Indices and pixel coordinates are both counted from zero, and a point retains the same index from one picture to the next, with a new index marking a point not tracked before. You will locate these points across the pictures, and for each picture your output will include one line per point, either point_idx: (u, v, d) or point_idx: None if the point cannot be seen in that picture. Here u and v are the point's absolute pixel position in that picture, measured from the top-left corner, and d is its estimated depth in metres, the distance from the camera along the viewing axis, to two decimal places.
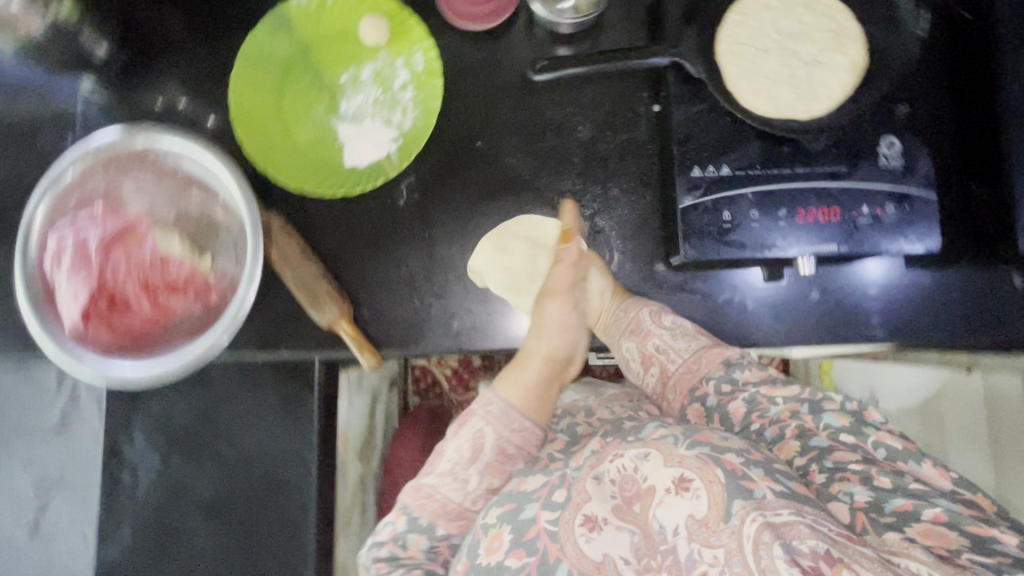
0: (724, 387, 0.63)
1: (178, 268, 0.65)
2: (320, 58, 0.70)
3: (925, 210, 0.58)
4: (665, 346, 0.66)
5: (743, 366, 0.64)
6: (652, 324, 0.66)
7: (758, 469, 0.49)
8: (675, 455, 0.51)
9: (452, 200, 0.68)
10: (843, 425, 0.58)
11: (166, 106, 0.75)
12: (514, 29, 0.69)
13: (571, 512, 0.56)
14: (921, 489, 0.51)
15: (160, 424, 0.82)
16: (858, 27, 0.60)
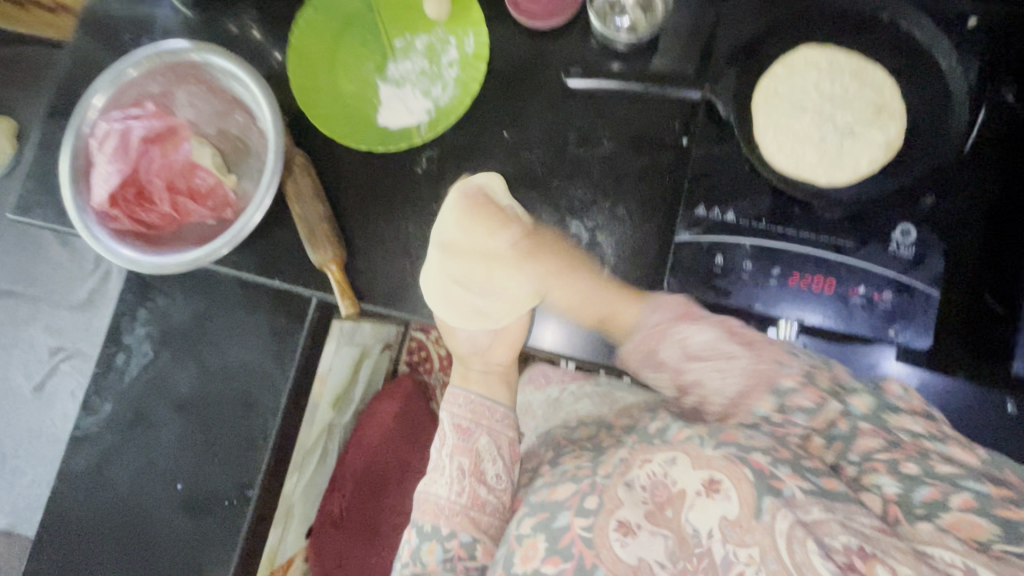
0: (774, 416, 0.52)
1: (203, 178, 0.70)
2: (381, 19, 0.73)
3: (922, 306, 0.57)
4: (708, 371, 0.57)
5: (792, 391, 0.53)
6: (684, 339, 0.59)
7: (785, 467, 0.47)
8: (703, 457, 0.48)
9: (467, 180, 0.71)
10: (864, 412, 0.52)
11: (238, 31, 0.80)
12: (569, 32, 0.71)
13: (603, 518, 0.49)
14: (943, 478, 0.47)
15: (159, 318, 0.88)
16: (901, 106, 0.59)
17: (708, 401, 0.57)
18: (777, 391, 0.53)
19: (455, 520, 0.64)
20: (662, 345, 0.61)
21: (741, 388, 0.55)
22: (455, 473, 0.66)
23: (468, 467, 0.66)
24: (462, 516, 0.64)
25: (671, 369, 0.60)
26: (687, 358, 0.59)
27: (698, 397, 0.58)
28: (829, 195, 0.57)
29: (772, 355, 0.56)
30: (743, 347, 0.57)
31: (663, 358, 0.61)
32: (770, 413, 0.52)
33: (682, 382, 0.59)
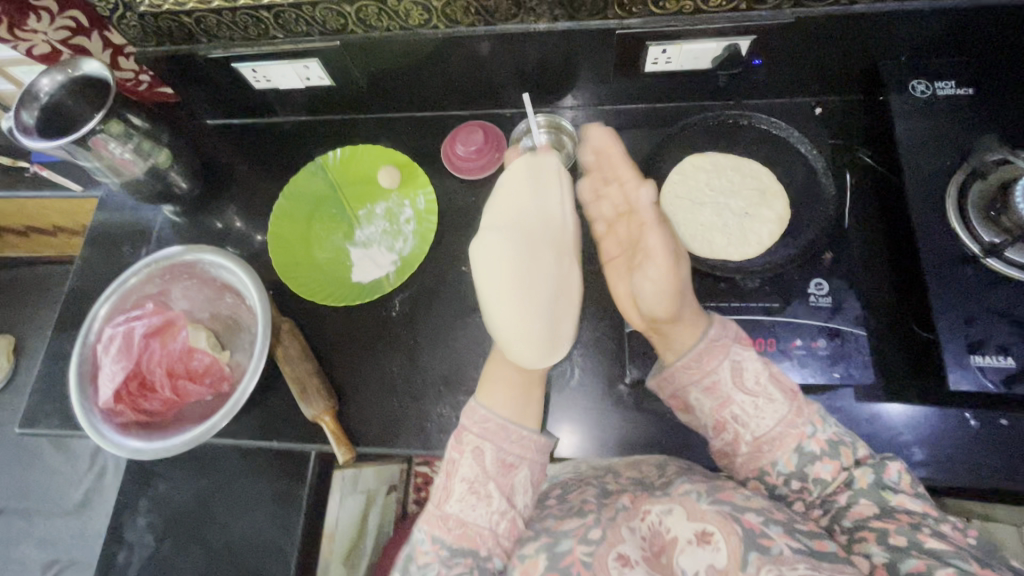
0: (794, 482, 0.57)
1: (200, 359, 0.77)
2: (344, 197, 0.87)
3: (854, 345, 0.64)
4: (746, 415, 0.59)
5: (814, 460, 0.57)
6: (733, 387, 0.60)
7: (776, 527, 0.50)
8: (697, 509, 0.53)
9: (437, 314, 0.79)
10: (863, 488, 0.55)
11: (224, 227, 0.93)
12: (501, 178, 0.85)
13: (605, 548, 0.53)
14: (930, 552, 0.48)
15: (160, 506, 0.88)
16: (780, 186, 0.71)
17: (740, 437, 0.60)
18: (801, 450, 0.57)
19: (462, 537, 0.58)
20: (705, 373, 0.62)
21: (778, 429, 0.58)
22: (490, 489, 0.59)
23: (502, 466, 0.61)
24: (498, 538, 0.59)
25: (720, 399, 0.61)
26: (734, 389, 0.60)
27: (731, 433, 0.60)
28: (744, 267, 0.68)
29: (807, 413, 0.59)
30: (783, 394, 0.60)
31: (708, 381, 0.61)
32: (789, 467, 0.57)
33: (722, 417, 0.61)
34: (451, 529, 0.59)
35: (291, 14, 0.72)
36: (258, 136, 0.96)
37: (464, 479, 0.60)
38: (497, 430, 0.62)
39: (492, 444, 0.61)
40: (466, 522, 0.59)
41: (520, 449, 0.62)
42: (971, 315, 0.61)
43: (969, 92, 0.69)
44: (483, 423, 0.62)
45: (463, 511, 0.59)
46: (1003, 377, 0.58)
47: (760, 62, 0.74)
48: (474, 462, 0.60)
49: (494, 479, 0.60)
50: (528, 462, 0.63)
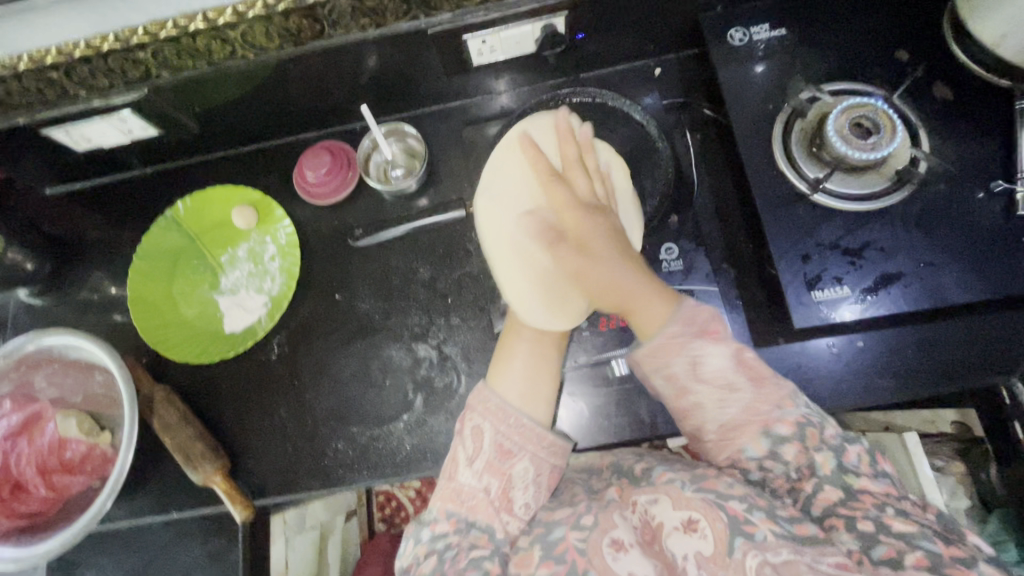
0: (764, 465, 0.53)
1: (74, 448, 0.73)
2: (203, 245, 0.83)
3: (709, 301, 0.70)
4: (707, 406, 0.55)
5: (783, 443, 0.53)
6: (689, 378, 0.55)
7: (759, 514, 0.50)
8: (682, 497, 0.52)
9: (317, 347, 0.77)
10: (828, 473, 0.52)
11: (91, 296, 0.88)
12: (361, 194, 0.82)
13: (598, 534, 0.52)
14: (897, 535, 0.48)
15: None
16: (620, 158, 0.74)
17: (703, 428, 0.56)
18: (770, 434, 0.53)
19: (475, 510, 0.55)
20: (663, 363, 0.56)
21: (742, 417, 0.54)
22: (488, 477, 0.55)
23: (500, 451, 0.56)
24: (493, 507, 0.55)
25: (678, 390, 0.56)
26: (694, 378, 0.55)
27: (694, 423, 0.56)
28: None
29: (773, 397, 0.55)
30: (748, 380, 0.55)
31: (668, 370, 0.55)
32: (759, 454, 0.53)
33: (683, 406, 0.56)
34: (464, 503, 0.55)
35: (83, 67, 0.66)
36: (105, 197, 0.91)
37: (466, 458, 0.56)
38: (496, 411, 0.57)
39: (491, 424, 0.56)
40: (475, 492, 0.55)
41: (520, 436, 0.56)
42: (807, 252, 0.63)
43: (783, 31, 0.70)
44: (485, 401, 0.58)
45: (471, 483, 0.55)
46: (844, 309, 0.61)
47: (585, 35, 0.74)
48: (471, 442, 0.56)
49: (487, 461, 0.55)
50: (530, 452, 0.56)
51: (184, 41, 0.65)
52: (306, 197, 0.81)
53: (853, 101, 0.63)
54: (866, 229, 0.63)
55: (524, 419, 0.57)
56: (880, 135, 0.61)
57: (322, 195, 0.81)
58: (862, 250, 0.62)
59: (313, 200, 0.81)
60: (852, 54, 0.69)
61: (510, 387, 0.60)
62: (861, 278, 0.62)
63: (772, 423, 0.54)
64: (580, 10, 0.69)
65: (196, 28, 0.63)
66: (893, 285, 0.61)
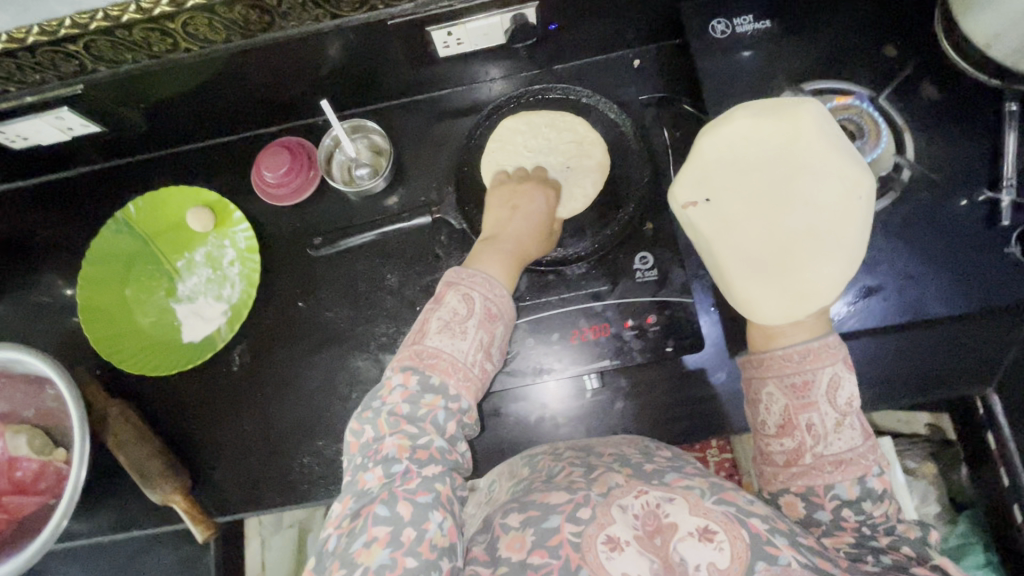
0: (845, 513, 0.49)
1: (26, 467, 0.70)
2: (158, 248, 0.78)
3: (682, 316, 0.66)
4: (824, 426, 0.50)
5: (874, 497, 0.49)
6: (824, 394, 0.50)
7: (783, 538, 0.43)
8: (701, 505, 0.44)
9: (280, 358, 0.74)
10: (909, 537, 0.48)
11: (38, 301, 0.83)
12: (324, 195, 0.78)
13: (595, 529, 0.43)
14: None
15: None
16: (594, 132, 0.73)
17: (807, 448, 0.50)
18: (866, 483, 0.49)
19: (442, 374, 0.50)
20: (798, 368, 0.51)
21: (851, 454, 0.50)
22: (466, 335, 0.52)
23: (488, 315, 0.53)
24: (467, 378, 0.51)
25: (802, 399, 0.51)
26: (831, 387, 0.50)
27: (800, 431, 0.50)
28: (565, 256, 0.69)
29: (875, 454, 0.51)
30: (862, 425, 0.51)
31: (797, 379, 0.51)
32: (849, 497, 0.49)
33: (790, 416, 0.51)
34: (431, 368, 0.51)
35: (9, 61, 0.60)
36: (50, 195, 0.85)
37: (440, 324, 0.52)
38: (483, 281, 0.55)
39: (478, 291, 0.54)
40: (445, 357, 0.51)
41: (505, 303, 0.55)
42: None
43: (768, 24, 0.66)
44: (470, 275, 0.55)
45: (445, 346, 0.51)
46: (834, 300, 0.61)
47: (558, 26, 0.68)
48: (456, 305, 0.53)
49: (477, 320, 0.53)
50: (508, 322, 0.55)
51: (119, 34, 0.59)
52: (266, 198, 0.77)
53: (840, 102, 0.60)
54: None
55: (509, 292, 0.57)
56: (864, 140, 0.60)
57: (283, 197, 0.76)
58: None
59: (274, 202, 0.77)
60: (838, 49, 0.65)
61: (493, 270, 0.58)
62: (839, 291, 0.60)
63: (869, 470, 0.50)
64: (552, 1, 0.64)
65: (130, 19, 0.57)
66: (860, 297, 0.60)
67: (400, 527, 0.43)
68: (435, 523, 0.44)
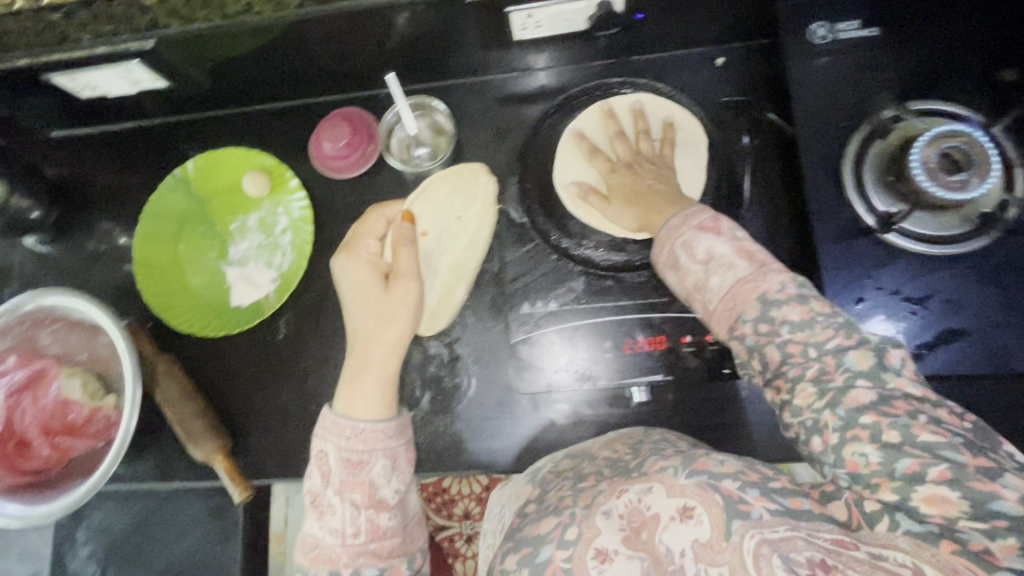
0: (762, 329, 0.47)
1: (79, 411, 0.72)
2: (213, 210, 0.79)
3: None
4: (698, 283, 0.51)
5: (781, 304, 0.46)
6: (683, 257, 0.53)
7: (753, 491, 0.41)
8: (677, 485, 0.42)
9: (324, 331, 0.75)
10: (860, 365, 0.44)
11: (94, 248, 0.84)
12: (381, 171, 0.77)
13: (582, 547, 0.42)
14: (927, 446, 0.39)
15: (101, 534, 0.87)
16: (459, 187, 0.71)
17: (709, 302, 0.51)
18: (766, 301, 0.47)
19: (322, 556, 0.50)
20: (680, 235, 0.54)
21: (734, 284, 0.49)
22: (332, 499, 0.51)
23: (349, 466, 0.52)
24: (362, 547, 0.50)
25: (697, 256, 0.52)
26: (734, 246, 0.51)
27: (697, 297, 0.52)
28: (623, 262, 0.68)
29: (775, 276, 0.49)
30: (747, 258, 0.50)
31: (708, 227, 0.53)
32: (783, 313, 0.46)
33: (692, 284, 0.53)
34: (323, 546, 0.51)
35: (82, 8, 0.59)
36: (113, 144, 0.86)
37: (317, 489, 0.52)
38: (333, 428, 0.53)
39: (332, 445, 0.53)
40: (328, 534, 0.51)
41: (363, 443, 0.52)
42: (864, 295, 0.57)
43: (874, 32, 0.61)
44: (321, 424, 0.54)
45: (318, 529, 0.51)
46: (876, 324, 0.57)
47: (643, 16, 0.64)
48: (318, 471, 0.52)
49: (338, 483, 0.51)
50: (382, 451, 0.53)
51: None
52: (323, 169, 0.76)
53: (944, 128, 0.54)
54: (934, 277, 0.57)
55: (361, 422, 0.53)
56: (969, 172, 0.53)
57: (340, 168, 0.75)
58: (927, 299, 0.57)
59: (331, 173, 0.76)
60: (951, 67, 0.60)
61: (364, 398, 0.55)
62: (923, 330, 0.56)
63: (771, 291, 0.48)
64: None
65: None
66: (942, 341, 0.56)
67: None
68: None
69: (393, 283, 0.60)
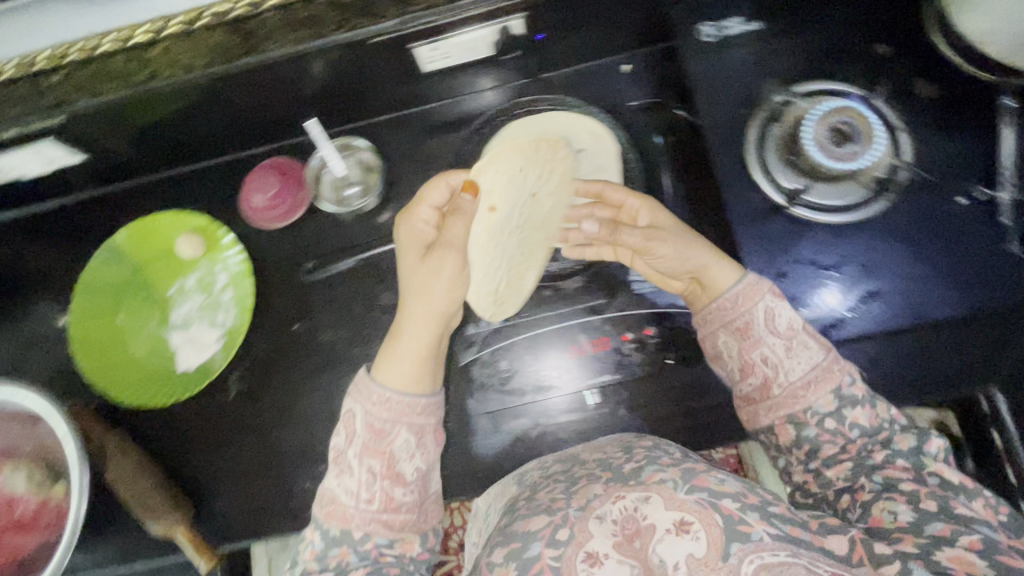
0: (829, 424, 0.52)
1: (26, 505, 0.69)
2: (149, 277, 0.77)
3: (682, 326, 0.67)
4: (775, 359, 0.54)
5: (855, 405, 0.53)
6: (764, 329, 0.55)
7: (753, 514, 0.44)
8: (676, 497, 0.44)
9: (278, 383, 0.74)
10: (902, 448, 0.52)
11: (28, 334, 0.82)
12: (315, 215, 0.77)
13: (574, 548, 0.44)
14: (959, 518, 0.44)
15: None
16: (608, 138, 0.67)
17: (772, 381, 0.54)
18: (842, 393, 0.53)
19: (336, 514, 0.52)
20: (737, 315, 0.56)
21: (813, 371, 0.53)
22: (353, 461, 0.52)
23: (372, 432, 0.52)
24: (376, 519, 0.51)
25: (748, 340, 0.55)
26: (768, 330, 0.55)
27: (761, 375, 0.55)
28: (560, 270, 0.69)
29: (843, 364, 0.55)
30: (819, 343, 0.55)
31: (739, 321, 0.56)
32: (829, 410, 0.52)
33: (748, 360, 0.55)
34: (340, 506, 0.52)
35: None
36: (36, 225, 0.83)
37: (345, 443, 0.53)
38: (361, 391, 0.53)
39: (359, 405, 0.53)
40: (347, 491, 0.52)
41: (387, 412, 0.52)
42: (782, 270, 0.61)
43: (760, 24, 0.65)
44: (360, 385, 0.54)
45: (340, 484, 0.52)
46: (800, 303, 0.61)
47: (545, 36, 0.66)
48: (344, 429, 0.53)
49: (362, 446, 0.52)
50: (406, 424, 0.53)
51: None
52: (252, 220, 0.76)
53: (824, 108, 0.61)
54: (843, 245, 0.61)
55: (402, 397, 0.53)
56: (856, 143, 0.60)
57: (270, 219, 0.75)
58: (841, 266, 0.61)
59: (262, 224, 0.76)
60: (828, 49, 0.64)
61: (392, 374, 0.55)
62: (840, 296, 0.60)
63: (845, 388, 0.53)
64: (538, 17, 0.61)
65: None
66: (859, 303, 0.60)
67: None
68: None
69: (433, 253, 0.56)
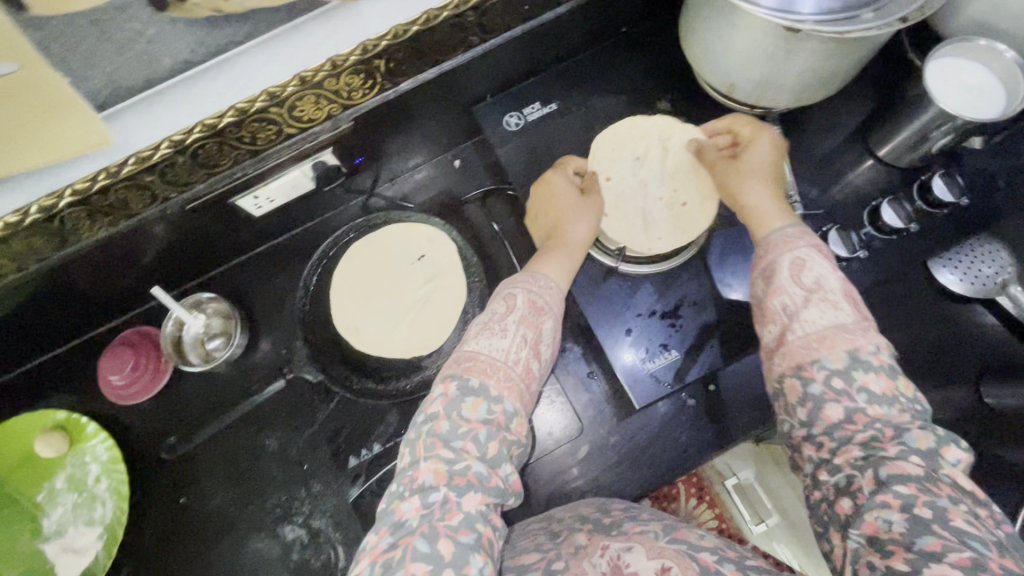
0: (836, 383, 0.45)
1: None
2: (9, 491, 0.71)
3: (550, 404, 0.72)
4: (794, 305, 0.50)
5: (869, 368, 0.45)
6: (792, 274, 0.51)
7: (731, 565, 0.43)
8: (655, 546, 0.46)
9: (175, 565, 0.70)
10: (918, 441, 0.41)
11: None
12: (182, 378, 0.75)
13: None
14: (951, 526, 0.36)
15: None
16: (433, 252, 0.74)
17: (788, 330, 0.49)
18: (857, 356, 0.45)
19: (503, 388, 0.48)
20: (782, 258, 0.53)
21: (834, 328, 0.47)
22: (511, 325, 0.51)
23: (533, 307, 0.53)
24: (512, 384, 0.48)
25: (772, 284, 0.52)
26: (799, 277, 0.51)
27: (779, 324, 0.50)
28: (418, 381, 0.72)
29: (873, 334, 0.47)
30: (852, 305, 0.48)
31: (771, 266, 0.53)
32: (838, 368, 0.45)
33: (774, 308, 0.51)
34: (491, 378, 0.48)
35: None
36: None
37: (501, 315, 0.52)
38: (533, 284, 0.56)
39: (524, 288, 0.55)
40: (495, 365, 0.48)
41: (549, 294, 0.55)
42: (629, 327, 0.67)
43: (553, 106, 0.72)
44: (530, 279, 0.56)
45: (492, 347, 0.49)
46: (621, 359, 0.66)
47: (363, 158, 0.71)
48: (503, 306, 0.53)
49: (521, 315, 0.52)
50: (544, 323, 0.53)
51: None
52: (115, 399, 0.71)
53: None
54: (675, 289, 0.68)
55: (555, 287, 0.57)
56: None
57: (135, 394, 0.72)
58: (678, 309, 0.67)
59: (125, 401, 0.72)
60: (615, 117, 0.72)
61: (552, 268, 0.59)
62: (682, 338, 0.67)
63: (863, 350, 0.46)
64: (347, 143, 0.66)
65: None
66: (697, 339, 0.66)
67: (441, 567, 0.38)
68: (476, 566, 0.39)
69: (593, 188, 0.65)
